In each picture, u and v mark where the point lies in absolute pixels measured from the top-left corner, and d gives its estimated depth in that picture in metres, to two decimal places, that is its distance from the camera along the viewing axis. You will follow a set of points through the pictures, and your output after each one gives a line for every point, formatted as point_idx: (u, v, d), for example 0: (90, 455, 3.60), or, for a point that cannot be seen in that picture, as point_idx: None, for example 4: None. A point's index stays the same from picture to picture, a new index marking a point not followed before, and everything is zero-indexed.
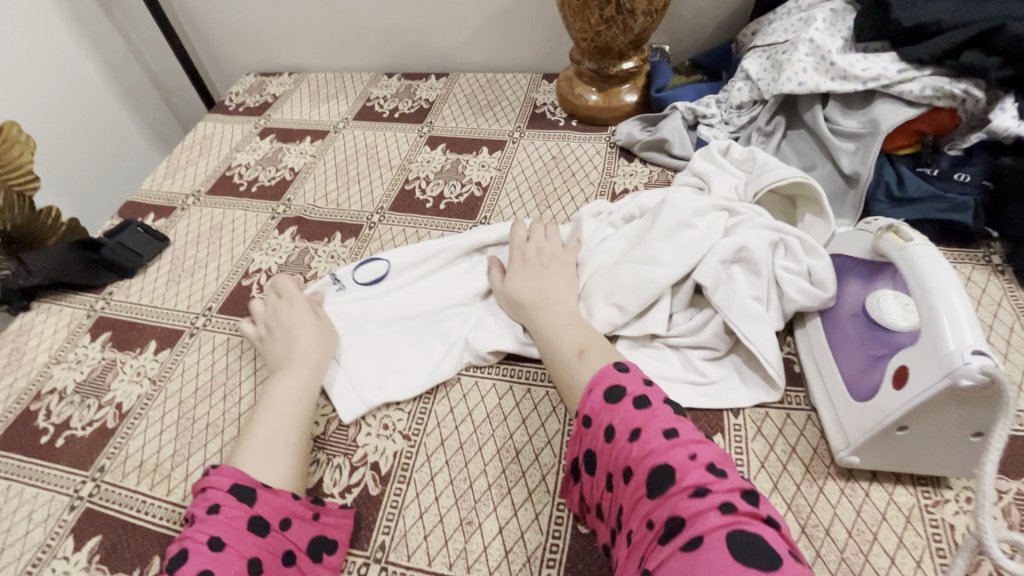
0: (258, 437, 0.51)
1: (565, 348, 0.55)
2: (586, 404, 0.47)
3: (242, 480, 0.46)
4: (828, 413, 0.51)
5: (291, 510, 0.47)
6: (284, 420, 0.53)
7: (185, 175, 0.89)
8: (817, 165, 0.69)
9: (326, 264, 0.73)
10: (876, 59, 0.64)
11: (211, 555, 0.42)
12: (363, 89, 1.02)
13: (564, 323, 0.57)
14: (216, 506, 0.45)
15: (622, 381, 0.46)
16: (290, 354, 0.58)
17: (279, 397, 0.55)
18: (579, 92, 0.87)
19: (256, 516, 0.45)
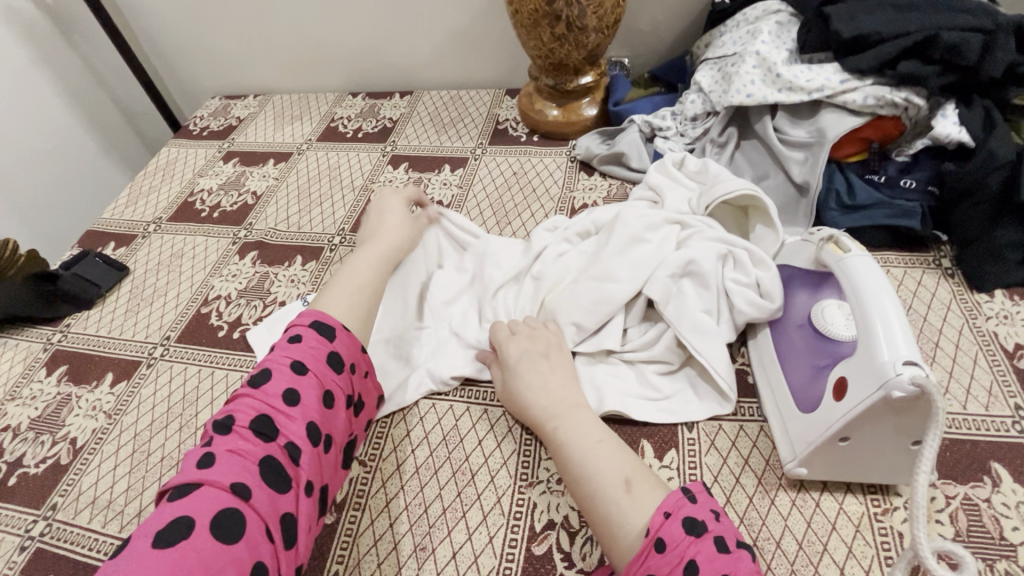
0: (345, 286, 0.58)
1: (603, 471, 0.45)
2: (647, 567, 0.39)
3: (323, 318, 0.52)
4: (778, 425, 0.52)
5: (358, 357, 0.53)
6: (366, 274, 0.61)
7: (147, 203, 0.89)
8: (770, 175, 0.70)
9: (286, 288, 0.73)
10: (820, 70, 0.65)
11: (293, 376, 0.48)
12: (328, 110, 1.03)
13: (594, 439, 0.48)
14: (300, 337, 0.50)
15: (696, 548, 0.39)
16: (378, 231, 0.66)
17: (365, 261, 0.62)
18: (538, 108, 0.88)
19: (333, 351, 0.50)
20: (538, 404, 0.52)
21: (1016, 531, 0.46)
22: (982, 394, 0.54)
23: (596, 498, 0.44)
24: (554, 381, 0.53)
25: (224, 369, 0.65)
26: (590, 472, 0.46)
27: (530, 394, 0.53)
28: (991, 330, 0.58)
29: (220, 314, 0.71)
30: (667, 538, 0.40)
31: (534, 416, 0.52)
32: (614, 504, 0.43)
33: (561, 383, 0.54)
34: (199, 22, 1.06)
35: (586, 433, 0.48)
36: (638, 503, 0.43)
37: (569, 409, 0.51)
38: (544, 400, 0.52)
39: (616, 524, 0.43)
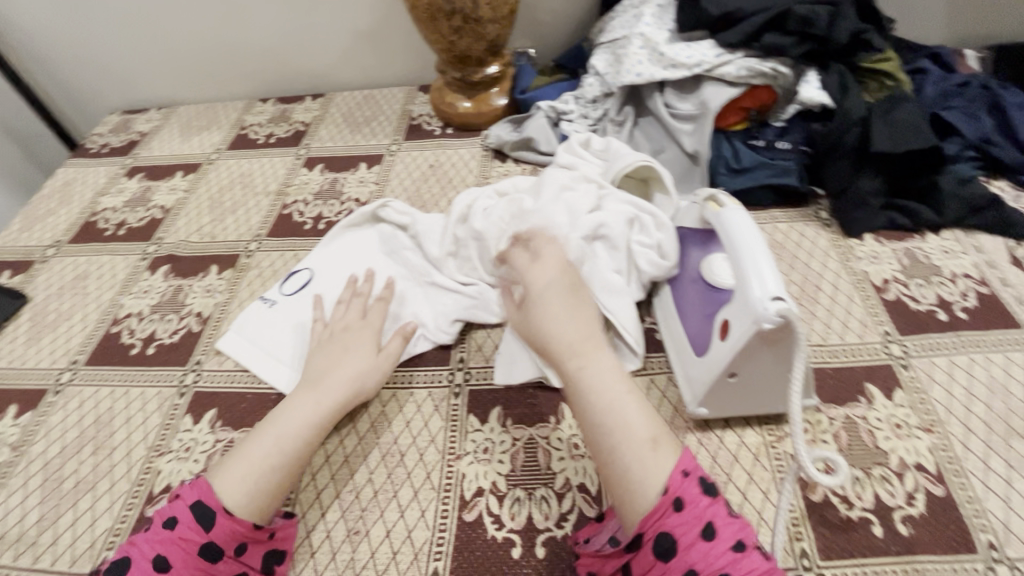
0: (251, 458, 0.48)
1: (632, 425, 0.44)
2: (662, 524, 0.40)
3: (208, 498, 0.45)
4: (680, 372, 0.56)
5: (249, 536, 0.45)
6: (302, 427, 0.51)
7: (45, 226, 0.84)
8: (665, 148, 0.75)
9: (202, 299, 0.71)
10: (697, 47, 0.70)
11: (150, 573, 0.42)
12: (237, 118, 1.00)
13: (618, 386, 0.47)
14: (176, 519, 0.44)
15: (714, 509, 0.40)
16: (323, 373, 0.56)
17: (290, 417, 0.51)
18: (449, 100, 0.90)
19: (210, 542, 0.44)
20: (565, 340, 0.50)
21: (887, 440, 0.52)
22: (856, 326, 0.60)
23: (616, 449, 0.44)
24: (574, 322, 0.52)
25: (140, 386, 0.63)
26: (609, 421, 0.45)
27: (558, 332, 0.51)
28: (863, 270, 0.65)
29: (132, 331, 0.68)
30: (684, 498, 0.40)
31: (558, 349, 0.50)
32: (631, 459, 0.43)
33: (574, 325, 0.51)
34: (89, 36, 1.01)
35: (610, 381, 0.47)
36: (657, 461, 0.42)
37: (595, 350, 0.50)
38: (571, 336, 0.50)
39: (631, 482, 0.42)
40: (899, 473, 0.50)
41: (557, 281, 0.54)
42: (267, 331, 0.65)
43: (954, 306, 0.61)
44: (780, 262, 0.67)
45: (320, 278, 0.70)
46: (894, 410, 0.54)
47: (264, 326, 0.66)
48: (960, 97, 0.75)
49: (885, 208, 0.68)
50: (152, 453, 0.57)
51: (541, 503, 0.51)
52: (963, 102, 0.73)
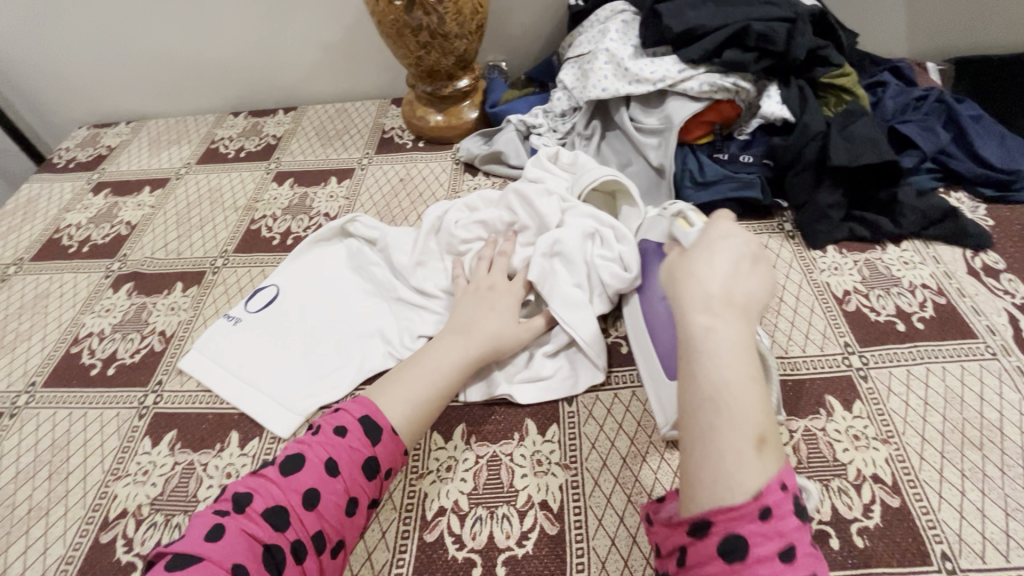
0: (410, 393, 0.52)
1: (747, 417, 0.36)
2: (738, 526, 0.34)
3: (374, 415, 0.50)
4: (652, 391, 0.55)
5: (396, 461, 0.50)
6: (447, 367, 0.55)
7: (6, 244, 0.82)
8: (632, 162, 0.76)
9: (166, 317, 0.70)
10: (661, 62, 0.71)
11: (324, 476, 0.46)
12: (208, 131, 1.00)
13: (740, 367, 0.38)
14: (345, 429, 0.49)
15: (800, 534, 0.35)
16: (472, 325, 0.58)
17: (442, 357, 0.55)
18: (420, 114, 0.90)
19: (372, 456, 0.48)
20: (694, 293, 0.42)
21: (845, 452, 0.52)
22: (817, 337, 0.61)
23: (710, 439, 0.36)
24: (740, 280, 0.42)
25: (99, 408, 0.62)
26: (706, 405, 0.37)
27: (705, 280, 0.42)
28: (824, 282, 0.66)
29: (93, 351, 0.67)
30: (776, 507, 0.35)
31: (685, 300, 0.41)
32: (721, 456, 0.36)
33: (745, 280, 0.43)
34: (55, 50, 1.00)
35: (731, 358, 0.38)
36: (750, 465, 0.35)
37: (733, 314, 0.40)
38: (717, 289, 0.41)
39: (720, 485, 0.35)
40: (856, 484, 0.50)
41: (733, 236, 0.45)
42: (232, 348, 0.65)
43: (911, 317, 0.62)
44: None
45: (286, 295, 0.69)
46: (852, 422, 0.54)
47: (229, 345, 0.65)
48: (917, 111, 0.76)
49: (846, 220, 0.69)
50: (108, 477, 0.56)
51: (502, 522, 0.51)
52: (921, 116, 0.75)
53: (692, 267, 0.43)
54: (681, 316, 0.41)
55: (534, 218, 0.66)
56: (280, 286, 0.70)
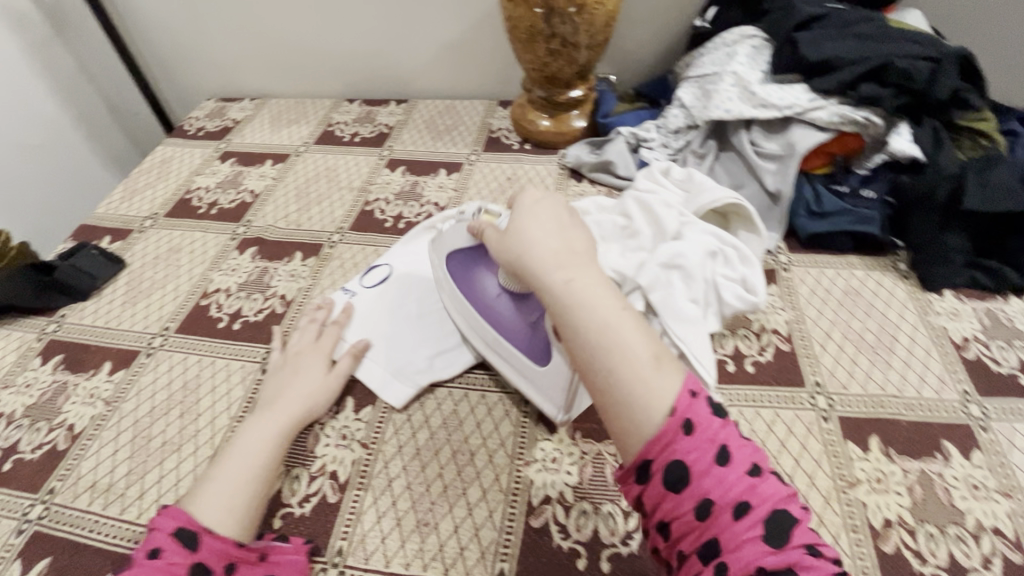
0: (233, 476, 0.51)
1: (633, 345, 0.42)
2: (674, 451, 0.38)
3: (187, 523, 0.46)
4: (532, 388, 0.59)
5: (231, 557, 0.47)
6: (262, 441, 0.54)
7: (143, 198, 0.90)
8: (745, 185, 0.76)
9: (286, 282, 0.75)
10: (791, 90, 0.72)
11: None
12: (324, 115, 1.06)
13: (616, 303, 0.43)
14: (157, 549, 0.44)
15: (726, 432, 0.39)
16: (275, 397, 0.58)
17: (249, 439, 0.54)
18: (530, 117, 0.93)
19: (197, 562, 0.45)
20: (556, 249, 0.47)
21: (963, 500, 0.51)
22: (934, 381, 0.60)
23: (613, 368, 0.41)
24: (568, 234, 0.49)
25: (226, 359, 0.66)
26: (611, 341, 0.41)
27: (536, 244, 0.47)
28: (941, 326, 0.65)
29: (220, 306, 0.72)
30: (696, 422, 0.39)
31: (539, 259, 0.46)
32: (638, 381, 0.40)
33: (570, 238, 0.49)
34: (198, 27, 1.09)
35: (604, 293, 0.44)
36: (663, 379, 0.41)
37: (580, 263, 0.46)
38: (557, 248, 0.47)
39: (635, 404, 0.40)
40: (976, 534, 0.49)
41: (552, 204, 0.51)
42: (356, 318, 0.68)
43: None
44: (854, 308, 0.67)
45: (398, 274, 0.72)
46: (972, 471, 0.53)
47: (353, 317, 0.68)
48: None
49: (969, 266, 0.68)
50: (234, 423, 0.60)
51: (608, 519, 0.52)
52: None
53: (517, 234, 0.49)
54: (540, 277, 0.46)
55: (653, 228, 0.67)
56: (392, 266, 0.73)
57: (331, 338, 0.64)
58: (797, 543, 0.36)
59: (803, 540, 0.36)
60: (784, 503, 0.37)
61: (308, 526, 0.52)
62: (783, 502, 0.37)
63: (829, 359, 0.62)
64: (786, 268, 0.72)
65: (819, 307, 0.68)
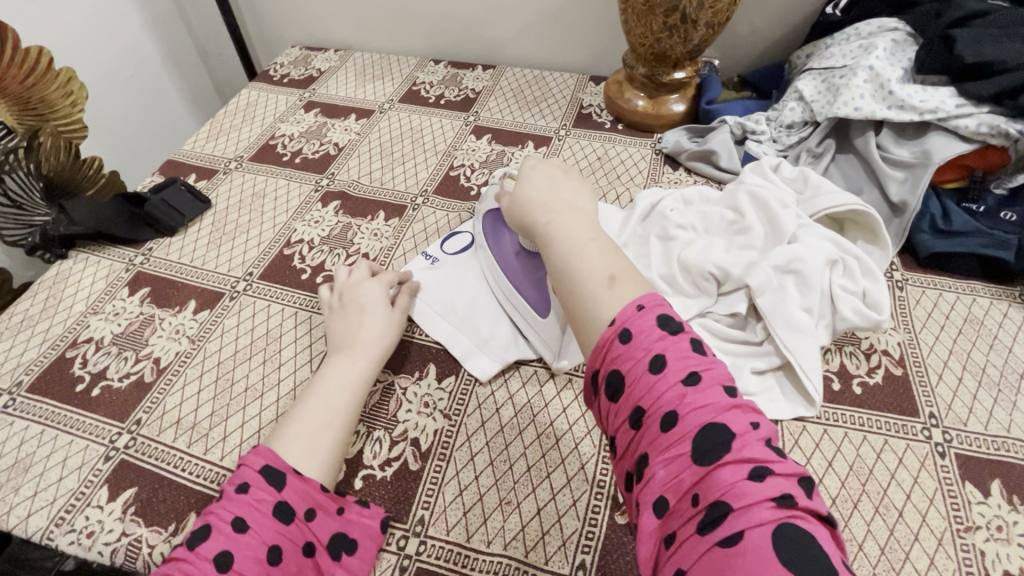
0: (309, 421, 0.50)
1: (587, 267, 0.45)
2: (612, 361, 0.39)
3: (275, 462, 0.46)
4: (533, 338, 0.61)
5: (314, 500, 0.46)
6: (342, 385, 0.53)
7: (229, 140, 0.89)
8: (863, 191, 0.70)
9: (369, 241, 0.73)
10: (935, 93, 0.66)
11: (232, 535, 0.42)
12: (409, 73, 1.03)
13: (584, 236, 0.48)
14: (246, 485, 0.44)
15: (664, 344, 0.38)
16: (352, 338, 0.57)
17: (335, 382, 0.54)
18: (627, 96, 0.88)
19: (281, 501, 0.44)
20: (539, 200, 0.52)
21: None
22: None
23: (575, 288, 0.44)
24: (561, 188, 0.53)
25: (307, 311, 0.65)
26: (573, 267, 0.45)
27: (527, 193, 0.53)
28: None
29: (303, 257, 0.71)
30: (636, 331, 0.39)
31: (530, 211, 0.51)
32: (593, 296, 0.43)
33: (568, 194, 0.53)
34: None
35: (577, 228, 0.48)
36: (617, 294, 0.42)
37: (567, 209, 0.50)
38: (546, 199, 0.52)
39: (589, 314, 0.42)
40: None
41: (548, 166, 0.56)
42: (432, 284, 0.66)
43: None
44: (977, 338, 0.61)
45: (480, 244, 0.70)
46: None
47: (428, 282, 0.66)
48: None
49: None
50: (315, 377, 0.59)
51: None
52: None
53: (516, 194, 0.54)
54: (529, 224, 0.51)
55: (767, 226, 0.63)
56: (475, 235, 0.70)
57: (385, 276, 0.64)
58: (736, 457, 0.33)
59: (745, 454, 0.33)
60: (722, 417, 0.35)
61: (389, 492, 0.51)
62: (722, 415, 0.35)
63: (946, 391, 0.57)
64: (901, 287, 0.66)
65: (937, 332, 0.62)
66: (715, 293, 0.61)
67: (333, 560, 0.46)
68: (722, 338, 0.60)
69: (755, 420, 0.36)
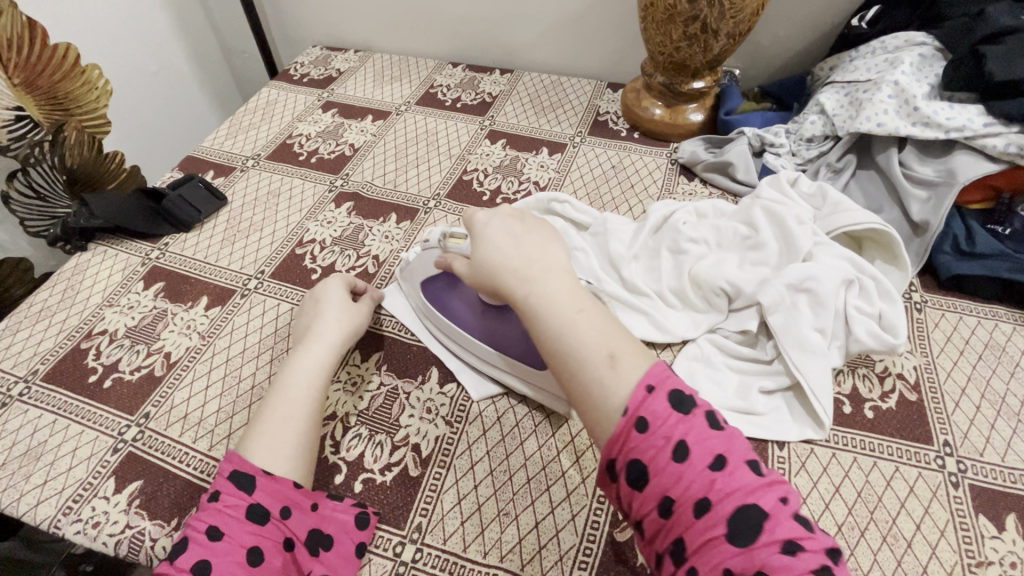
0: (277, 419, 0.50)
1: (584, 345, 0.44)
2: (630, 450, 0.39)
3: (243, 466, 0.47)
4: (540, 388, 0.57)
5: (289, 497, 0.47)
6: (305, 383, 0.54)
7: (247, 138, 0.90)
8: (883, 209, 0.68)
9: (380, 243, 0.74)
10: (962, 110, 0.64)
11: (208, 544, 0.43)
12: (427, 76, 1.03)
13: (572, 308, 0.46)
14: (218, 493, 0.46)
15: (683, 427, 0.39)
16: (311, 333, 0.58)
17: (300, 378, 0.54)
18: (644, 104, 0.87)
19: (253, 504, 0.45)
20: (508, 265, 0.50)
21: None
22: None
23: (576, 371, 0.44)
24: (526, 247, 0.51)
25: None
26: (568, 347, 0.44)
27: (497, 257, 0.51)
28: None
29: (314, 257, 0.72)
30: (650, 416, 0.39)
31: (504, 281, 0.49)
32: (598, 381, 0.42)
33: (533, 249, 0.52)
34: None
35: (564, 298, 0.47)
36: (620, 376, 0.42)
37: (542, 273, 0.49)
38: (517, 263, 0.50)
39: (596, 398, 0.42)
40: None
41: (504, 222, 0.54)
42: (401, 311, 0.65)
43: None
44: (997, 365, 0.59)
45: None
46: None
47: None
48: None
49: None
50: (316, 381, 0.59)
51: None
52: None
53: (481, 257, 0.52)
54: (509, 296, 0.49)
55: (780, 241, 0.62)
56: None
57: (342, 276, 0.65)
58: (770, 538, 0.34)
59: (779, 535, 0.35)
60: (752, 497, 0.36)
61: (387, 497, 0.51)
62: (752, 496, 0.36)
63: (962, 419, 0.56)
64: (919, 309, 0.64)
65: (955, 357, 0.60)
66: (726, 309, 0.61)
67: (311, 555, 0.46)
68: (732, 356, 0.59)
69: (782, 494, 0.37)
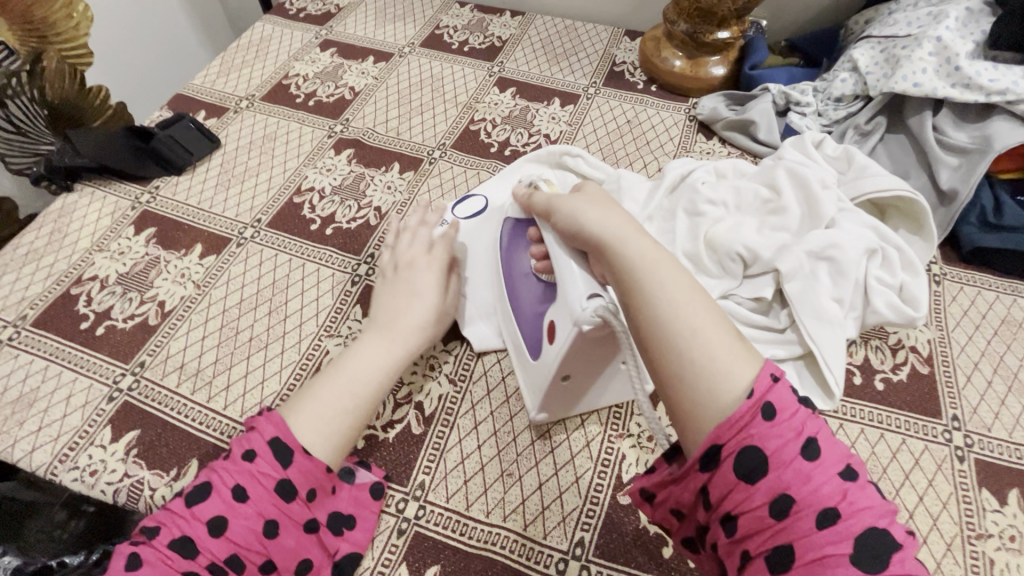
0: (326, 402, 0.47)
1: (694, 319, 0.39)
2: (750, 436, 0.34)
3: (284, 436, 0.44)
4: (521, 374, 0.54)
5: (320, 480, 0.44)
6: (372, 375, 0.49)
7: (240, 76, 0.85)
8: (910, 175, 0.65)
9: (382, 194, 0.70)
10: (1007, 72, 0.60)
11: (229, 503, 0.41)
12: (432, 15, 0.96)
13: (679, 283, 0.41)
14: (253, 454, 0.43)
15: (815, 427, 0.35)
16: (396, 320, 0.53)
17: (366, 363, 0.50)
18: (664, 55, 0.82)
19: (285, 479, 0.42)
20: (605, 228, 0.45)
21: None
22: None
23: (679, 345, 0.38)
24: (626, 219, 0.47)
25: (313, 263, 0.63)
26: (674, 319, 0.39)
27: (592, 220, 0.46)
28: None
29: (313, 207, 0.68)
30: (776, 406, 0.35)
31: (601, 242, 0.45)
32: (709, 357, 0.37)
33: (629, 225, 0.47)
34: None
35: (668, 269, 0.42)
36: (735, 359, 0.37)
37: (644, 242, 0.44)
38: (619, 228, 0.45)
39: (709, 377, 0.36)
40: None
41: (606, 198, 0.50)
42: None
43: None
44: (1012, 340, 0.58)
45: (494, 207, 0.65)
46: None
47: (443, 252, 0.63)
48: None
49: None
50: (321, 331, 0.58)
51: None
52: None
53: (578, 216, 0.47)
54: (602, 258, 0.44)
55: (804, 206, 0.59)
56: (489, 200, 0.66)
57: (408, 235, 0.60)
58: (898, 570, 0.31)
59: (908, 569, 0.31)
60: (884, 521, 0.32)
61: (389, 454, 0.51)
62: (883, 519, 0.32)
63: (972, 394, 0.55)
64: (937, 281, 0.63)
65: (970, 331, 0.59)
66: (740, 275, 0.58)
67: (333, 534, 0.45)
68: (744, 323, 0.57)
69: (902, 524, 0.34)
